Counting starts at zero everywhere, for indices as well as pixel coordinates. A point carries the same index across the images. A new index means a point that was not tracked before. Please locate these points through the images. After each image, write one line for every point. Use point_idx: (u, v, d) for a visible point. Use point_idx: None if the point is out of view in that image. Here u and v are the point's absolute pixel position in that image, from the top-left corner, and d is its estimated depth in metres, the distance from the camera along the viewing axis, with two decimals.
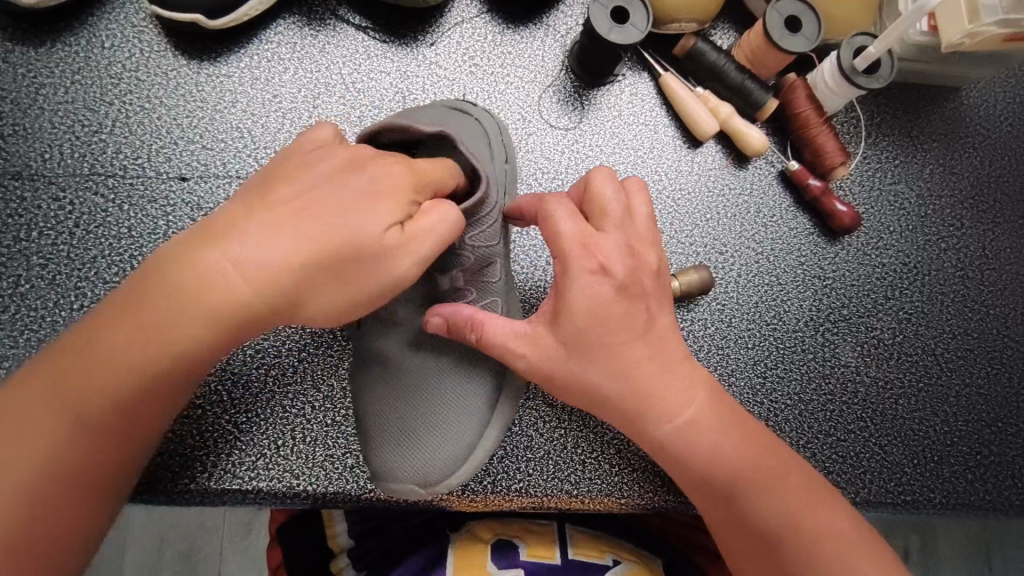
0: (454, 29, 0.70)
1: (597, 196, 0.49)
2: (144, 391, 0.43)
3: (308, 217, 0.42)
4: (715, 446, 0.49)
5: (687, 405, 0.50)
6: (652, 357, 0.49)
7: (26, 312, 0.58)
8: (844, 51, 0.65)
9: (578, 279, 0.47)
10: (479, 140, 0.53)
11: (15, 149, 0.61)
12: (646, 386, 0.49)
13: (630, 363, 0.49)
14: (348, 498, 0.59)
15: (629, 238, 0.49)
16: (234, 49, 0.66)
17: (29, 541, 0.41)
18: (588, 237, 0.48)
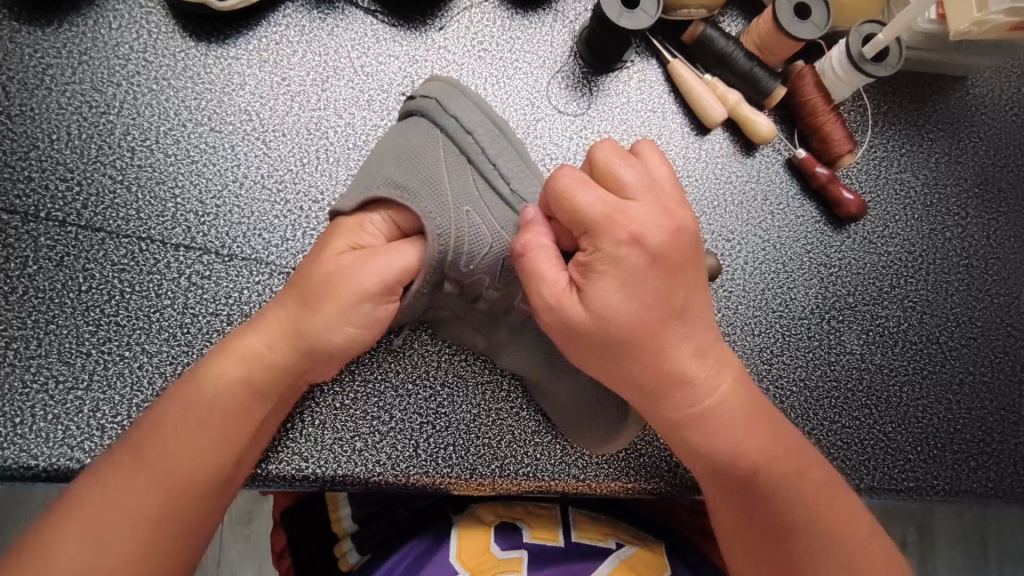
0: (463, 13, 0.69)
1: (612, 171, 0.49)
2: (209, 447, 0.50)
3: (313, 270, 0.52)
4: (737, 442, 0.51)
5: (714, 389, 0.51)
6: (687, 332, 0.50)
7: (34, 293, 0.57)
8: (853, 38, 0.65)
9: (613, 243, 0.47)
10: (427, 153, 0.54)
11: (21, 129, 0.60)
12: (676, 358, 0.49)
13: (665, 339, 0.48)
14: (356, 481, 0.59)
15: (660, 201, 0.49)
16: (242, 31, 0.66)
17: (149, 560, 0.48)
18: (615, 206, 0.47)
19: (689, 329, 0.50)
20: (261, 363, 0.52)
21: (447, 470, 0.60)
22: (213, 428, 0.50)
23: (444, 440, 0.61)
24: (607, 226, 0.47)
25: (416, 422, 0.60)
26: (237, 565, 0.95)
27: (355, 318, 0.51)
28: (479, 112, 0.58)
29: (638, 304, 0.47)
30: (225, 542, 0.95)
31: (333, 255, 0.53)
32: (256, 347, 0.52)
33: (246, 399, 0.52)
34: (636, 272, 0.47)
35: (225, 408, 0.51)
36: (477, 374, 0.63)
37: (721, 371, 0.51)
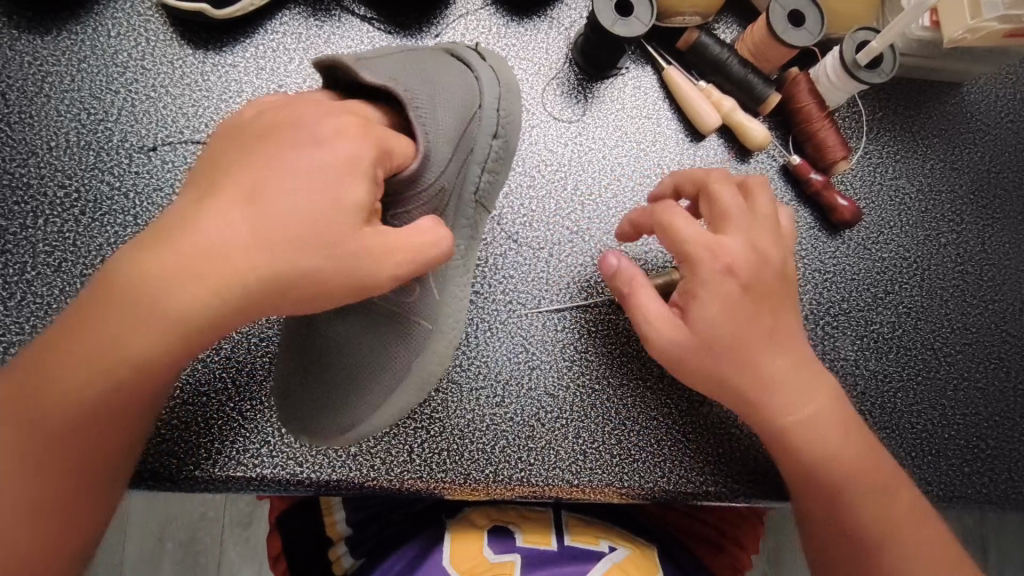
0: (459, 20, 0.70)
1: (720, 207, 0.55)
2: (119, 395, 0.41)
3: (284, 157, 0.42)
4: (837, 443, 0.55)
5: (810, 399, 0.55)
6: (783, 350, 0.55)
7: (31, 299, 0.58)
8: (847, 45, 0.66)
9: (710, 276, 0.53)
10: (450, 94, 0.51)
11: (20, 136, 0.61)
12: (768, 374, 0.54)
13: (769, 365, 0.54)
14: (350, 485, 0.60)
15: (750, 234, 0.54)
16: (239, 39, 0.66)
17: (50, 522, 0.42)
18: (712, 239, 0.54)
19: (782, 341, 0.55)
20: (165, 336, 0.40)
21: (441, 475, 0.60)
22: (109, 413, 0.42)
23: (437, 445, 0.61)
24: (722, 255, 0.53)
25: (410, 427, 0.61)
26: (237, 568, 0.96)
27: (287, 290, 0.42)
28: (510, 111, 0.56)
29: (735, 325, 0.53)
30: (227, 544, 0.96)
31: (267, 185, 0.41)
32: (160, 306, 0.39)
33: (149, 369, 0.42)
34: (732, 296, 0.53)
35: (115, 386, 0.41)
36: (471, 380, 0.63)
37: (817, 386, 0.56)
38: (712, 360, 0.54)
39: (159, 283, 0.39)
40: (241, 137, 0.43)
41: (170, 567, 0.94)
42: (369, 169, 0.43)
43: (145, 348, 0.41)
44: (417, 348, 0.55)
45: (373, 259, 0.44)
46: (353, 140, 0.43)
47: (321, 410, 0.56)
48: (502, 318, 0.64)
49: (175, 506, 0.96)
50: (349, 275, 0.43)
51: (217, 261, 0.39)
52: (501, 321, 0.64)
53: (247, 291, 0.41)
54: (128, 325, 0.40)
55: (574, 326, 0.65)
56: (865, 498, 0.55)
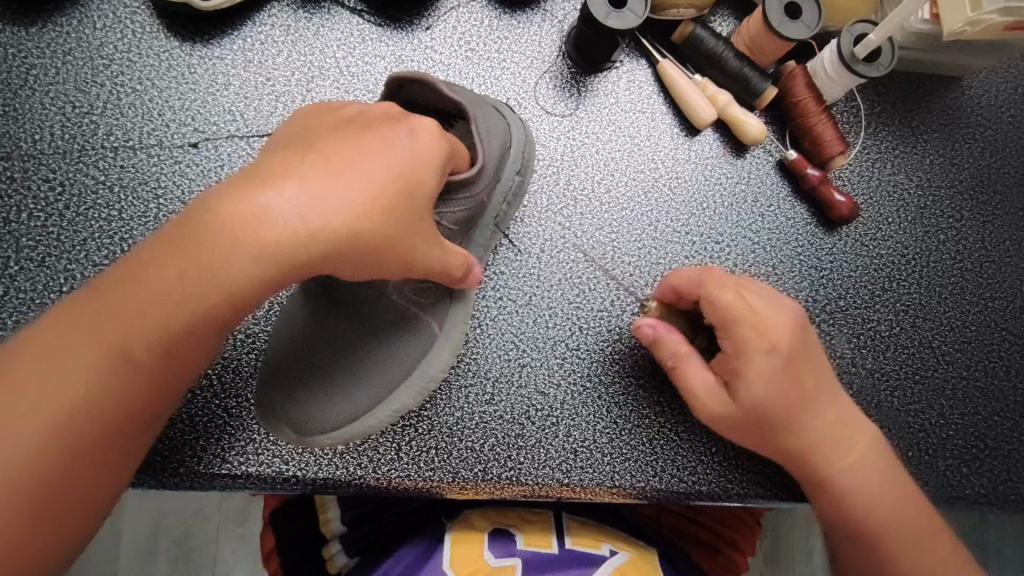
0: (450, 13, 0.69)
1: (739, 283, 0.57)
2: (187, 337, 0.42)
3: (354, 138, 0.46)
4: (881, 496, 0.56)
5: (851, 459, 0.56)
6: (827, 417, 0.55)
7: (15, 294, 0.57)
8: (844, 38, 0.65)
9: (750, 352, 0.54)
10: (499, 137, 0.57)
11: (4, 128, 0.60)
12: (814, 440, 0.55)
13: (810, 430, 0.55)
14: (337, 484, 0.59)
15: (780, 307, 0.56)
16: (227, 31, 0.65)
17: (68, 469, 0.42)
18: (749, 309, 0.55)
19: (824, 404, 0.56)
20: (250, 284, 0.42)
21: (430, 474, 0.60)
22: (172, 360, 0.43)
23: (426, 443, 0.60)
24: (761, 327, 0.54)
25: (399, 424, 0.60)
26: (231, 565, 0.95)
27: (351, 261, 0.44)
28: (527, 162, 0.61)
29: (782, 398, 0.54)
30: (220, 542, 0.95)
31: (359, 169, 0.44)
32: (253, 250, 0.41)
33: (223, 321, 0.43)
34: (774, 373, 0.54)
35: (189, 331, 0.42)
36: (460, 377, 0.62)
37: (856, 435, 0.56)
38: (756, 429, 0.55)
39: (257, 229, 0.41)
40: (315, 127, 0.47)
41: (164, 565, 0.94)
42: (442, 172, 0.48)
43: (227, 295, 0.42)
44: (422, 347, 0.57)
45: (423, 250, 0.47)
46: (434, 146, 0.47)
47: (313, 400, 0.55)
48: (492, 315, 0.63)
49: (168, 502, 0.95)
50: (400, 260, 0.46)
51: (313, 220, 0.41)
52: (491, 317, 0.63)
53: (322, 256, 0.43)
54: (216, 260, 0.41)
55: (565, 323, 0.64)
56: (910, 547, 0.55)
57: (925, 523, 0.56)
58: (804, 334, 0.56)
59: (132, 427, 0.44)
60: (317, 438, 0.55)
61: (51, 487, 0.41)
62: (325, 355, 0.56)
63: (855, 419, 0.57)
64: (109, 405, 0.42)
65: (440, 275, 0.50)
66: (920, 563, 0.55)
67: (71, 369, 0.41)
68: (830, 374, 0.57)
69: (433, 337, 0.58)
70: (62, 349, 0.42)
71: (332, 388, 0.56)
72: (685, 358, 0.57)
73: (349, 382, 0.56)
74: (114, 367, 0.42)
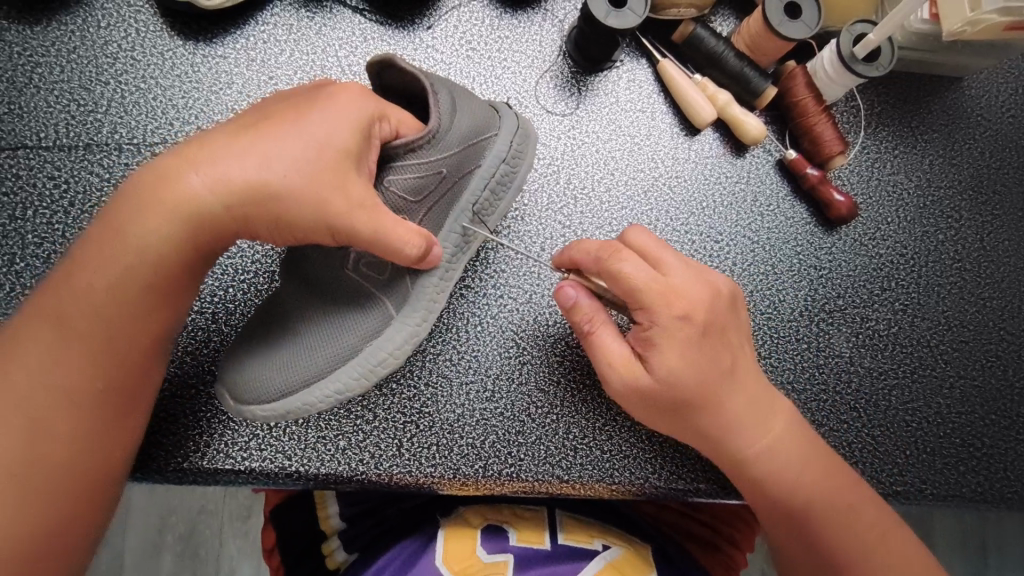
0: (451, 12, 0.69)
1: (653, 253, 0.54)
2: (139, 300, 0.49)
3: (281, 111, 0.50)
4: (801, 465, 0.55)
5: (768, 429, 0.55)
6: (743, 390, 0.55)
7: (21, 291, 0.58)
8: (844, 38, 0.65)
9: (665, 320, 0.52)
10: (468, 109, 0.56)
11: (10, 126, 0.61)
12: (732, 414, 0.54)
13: (726, 402, 0.54)
14: (339, 480, 0.59)
15: (698, 275, 0.55)
16: (230, 30, 0.66)
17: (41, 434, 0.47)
18: (664, 282, 0.53)
19: (739, 380, 0.55)
20: (166, 239, 0.48)
21: (430, 470, 0.60)
22: (118, 317, 0.49)
23: (427, 440, 0.61)
24: (676, 302, 0.52)
25: (400, 421, 0.61)
26: (234, 561, 0.96)
27: (264, 216, 0.48)
28: (523, 152, 0.60)
29: (697, 373, 0.53)
30: (223, 538, 0.96)
31: (272, 134, 0.48)
32: (164, 212, 0.47)
33: (157, 278, 0.49)
34: (690, 344, 0.52)
35: (126, 290, 0.49)
36: (460, 374, 0.62)
37: (774, 410, 0.56)
38: (670, 403, 0.53)
39: (169, 194, 0.47)
40: (271, 106, 0.51)
41: (168, 561, 0.94)
42: (366, 131, 0.50)
43: (150, 252, 0.48)
44: (373, 326, 0.57)
45: (343, 211, 0.48)
46: (350, 106, 0.50)
47: (250, 366, 0.56)
48: (493, 313, 0.64)
49: (172, 497, 0.96)
50: (316, 217, 0.48)
51: (216, 181, 0.47)
52: (491, 315, 0.64)
53: (228, 210, 0.48)
54: (145, 231, 0.48)
55: (565, 321, 0.65)
56: (837, 516, 0.55)
57: (851, 492, 0.56)
58: (719, 306, 0.54)
59: (106, 392, 0.50)
60: (251, 409, 0.55)
61: (69, 465, 0.48)
62: (277, 331, 0.57)
63: (767, 394, 0.56)
64: (67, 368, 0.48)
65: (385, 247, 0.49)
66: (848, 532, 0.54)
67: (38, 344, 0.48)
68: (741, 350, 0.56)
69: (388, 318, 0.57)
70: (34, 329, 0.49)
71: (275, 361, 0.55)
72: (601, 326, 0.54)
73: (292, 354, 0.56)
74: (70, 332, 0.49)
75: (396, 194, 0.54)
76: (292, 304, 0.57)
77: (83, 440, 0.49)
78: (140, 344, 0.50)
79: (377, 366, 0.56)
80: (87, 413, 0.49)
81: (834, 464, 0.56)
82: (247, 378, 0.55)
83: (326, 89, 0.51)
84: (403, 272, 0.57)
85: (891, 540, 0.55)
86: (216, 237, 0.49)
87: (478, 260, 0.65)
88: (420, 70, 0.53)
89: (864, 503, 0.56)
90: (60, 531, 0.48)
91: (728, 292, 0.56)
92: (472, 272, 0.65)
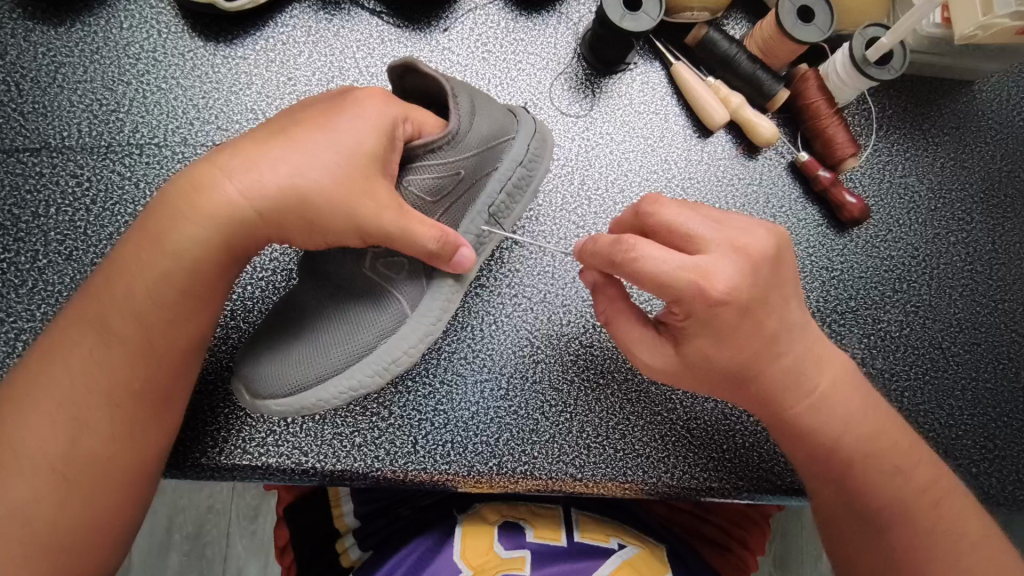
0: (467, 15, 0.70)
1: (681, 226, 0.51)
2: (174, 304, 0.50)
3: (312, 117, 0.51)
4: (855, 421, 0.55)
5: (813, 389, 0.55)
6: (792, 357, 0.54)
7: (43, 287, 0.58)
8: (856, 41, 0.65)
9: (704, 308, 0.49)
10: (489, 116, 0.56)
11: (33, 126, 0.62)
12: (777, 380, 0.54)
13: (773, 371, 0.54)
14: (355, 475, 0.60)
15: (730, 241, 0.51)
16: (250, 32, 0.67)
17: (77, 435, 0.48)
18: (695, 265, 0.49)
19: (787, 342, 0.53)
20: (200, 246, 0.49)
21: (446, 467, 0.61)
22: (154, 322, 0.50)
23: (442, 437, 0.61)
24: (712, 286, 0.49)
25: (416, 418, 0.61)
26: (243, 562, 0.96)
27: (298, 220, 0.49)
28: (541, 156, 0.61)
29: (738, 350, 0.52)
30: (233, 537, 0.97)
31: (305, 140, 0.49)
32: (201, 219, 0.49)
33: (190, 284, 0.50)
34: (726, 327, 0.51)
35: (163, 295, 0.50)
36: (476, 372, 0.63)
37: (826, 368, 0.55)
38: (707, 374, 0.54)
39: (204, 201, 0.49)
40: (297, 112, 0.52)
41: (176, 560, 0.95)
42: (390, 138, 0.51)
43: (185, 257, 0.49)
44: (389, 324, 0.57)
45: (375, 214, 0.49)
46: (379, 113, 0.51)
47: (266, 361, 0.56)
48: (507, 312, 0.65)
49: (182, 497, 0.97)
50: (347, 222, 0.49)
51: (251, 187, 0.48)
52: (506, 314, 0.65)
53: (263, 218, 0.49)
54: (180, 236, 0.49)
55: (579, 321, 0.65)
56: (881, 473, 0.54)
57: (905, 454, 0.55)
58: (760, 272, 0.51)
59: (144, 394, 0.50)
60: (265, 403, 0.56)
61: (111, 462, 0.49)
62: (295, 327, 0.57)
63: (813, 359, 0.55)
64: (106, 369, 0.49)
65: (408, 245, 0.50)
66: (894, 493, 0.54)
67: (80, 348, 0.49)
68: (789, 312, 0.54)
69: (405, 317, 0.58)
70: (75, 335, 0.50)
71: (295, 359, 0.56)
72: (618, 317, 0.56)
73: (311, 351, 0.56)
74: (109, 336, 0.50)
75: (415, 194, 0.54)
76: (308, 301, 0.58)
77: (124, 438, 0.50)
78: (180, 347, 0.51)
79: (395, 367, 0.57)
80: (122, 412, 0.50)
81: (888, 421, 0.56)
82: (269, 373, 0.56)
83: (356, 94, 0.52)
84: (419, 271, 0.58)
85: (937, 504, 0.54)
86: (250, 241, 0.50)
87: (494, 260, 0.66)
88: (442, 74, 0.54)
89: (918, 464, 0.55)
90: (97, 526, 0.49)
91: (770, 252, 0.52)
92: (487, 271, 0.65)
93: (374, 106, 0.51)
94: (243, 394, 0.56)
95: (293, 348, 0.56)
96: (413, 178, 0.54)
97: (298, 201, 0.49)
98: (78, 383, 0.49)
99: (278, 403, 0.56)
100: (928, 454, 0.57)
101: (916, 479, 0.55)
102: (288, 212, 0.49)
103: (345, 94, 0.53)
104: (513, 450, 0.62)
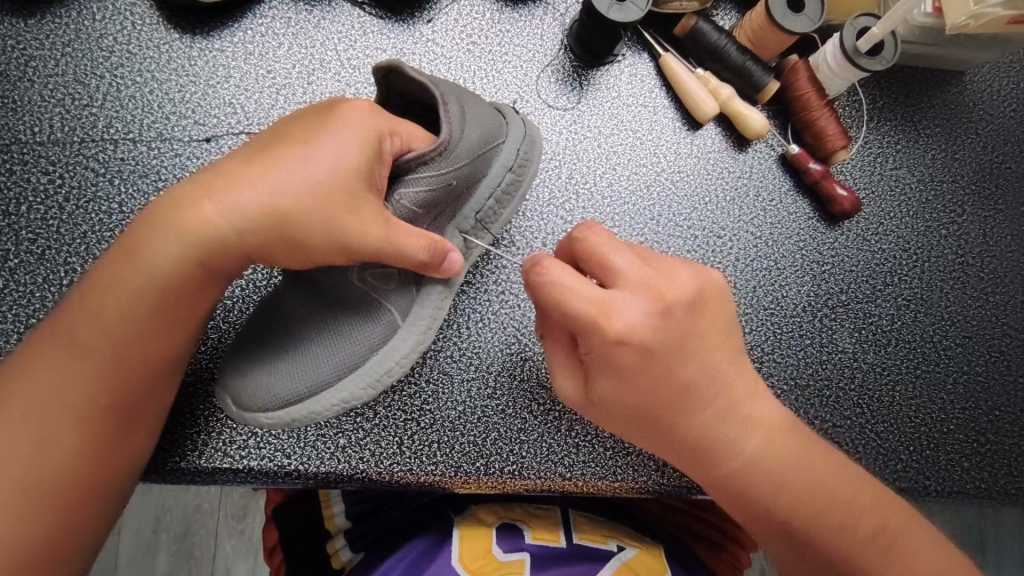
0: (451, 6, 0.69)
1: (601, 259, 0.49)
2: (148, 318, 0.49)
3: (295, 130, 0.49)
4: (785, 470, 0.52)
5: (744, 435, 0.52)
6: (718, 402, 0.52)
7: (15, 287, 0.57)
8: (847, 32, 0.64)
9: (603, 346, 0.48)
10: (482, 122, 0.55)
11: (3, 121, 0.60)
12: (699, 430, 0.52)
13: (695, 417, 0.52)
14: (340, 478, 0.59)
15: (645, 281, 0.49)
16: (227, 24, 0.65)
17: (42, 448, 0.47)
18: (602, 301, 0.48)
19: (708, 390, 0.51)
20: (173, 261, 0.48)
21: (432, 468, 0.59)
22: (126, 339, 0.49)
23: (429, 437, 0.60)
24: (610, 323, 0.47)
25: (401, 419, 0.60)
26: (231, 561, 0.95)
27: (277, 236, 0.48)
28: (529, 157, 0.60)
29: (646, 396, 0.50)
30: (221, 537, 0.95)
31: (286, 156, 0.48)
32: (176, 234, 0.47)
33: (165, 299, 0.49)
34: (629, 369, 0.49)
35: (138, 310, 0.48)
36: (462, 371, 0.62)
37: (757, 415, 0.53)
38: (627, 417, 0.52)
39: (182, 217, 0.47)
40: (281, 125, 0.51)
41: (164, 561, 0.94)
42: (377, 149, 0.49)
43: (160, 273, 0.48)
44: (372, 323, 0.56)
45: (356, 231, 0.48)
46: (363, 125, 0.49)
47: (249, 366, 0.55)
48: (494, 309, 0.63)
49: (169, 498, 0.95)
50: (329, 239, 0.48)
51: (231, 206, 0.47)
52: (493, 312, 0.63)
53: (240, 236, 0.47)
54: (155, 250, 0.47)
55: None
56: (816, 523, 0.52)
57: (847, 505, 0.52)
58: (673, 316, 0.49)
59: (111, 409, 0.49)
60: (253, 415, 0.55)
61: (75, 476, 0.48)
62: (275, 327, 0.56)
63: (740, 402, 0.53)
64: (76, 384, 0.48)
65: (397, 256, 0.49)
66: (830, 544, 0.51)
67: (51, 360, 0.48)
68: (710, 357, 0.51)
69: (389, 318, 0.57)
70: (46, 347, 0.48)
71: (276, 362, 0.55)
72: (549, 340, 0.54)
73: (291, 352, 0.55)
74: (80, 352, 0.48)
75: (407, 206, 0.53)
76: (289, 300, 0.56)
77: (90, 454, 0.48)
78: (151, 365, 0.50)
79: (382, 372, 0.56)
80: (90, 428, 0.48)
81: (829, 467, 0.53)
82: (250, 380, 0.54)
83: (341, 104, 0.51)
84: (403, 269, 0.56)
85: (887, 551, 0.51)
86: (228, 259, 0.49)
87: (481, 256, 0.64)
88: (430, 78, 0.52)
89: (866, 512, 0.52)
90: (60, 540, 0.47)
91: (688, 289, 0.50)
92: (474, 268, 0.64)
93: (359, 117, 0.49)
94: (230, 404, 0.55)
95: (273, 350, 0.55)
96: (408, 189, 0.52)
97: (274, 220, 0.47)
98: (45, 398, 0.47)
99: (259, 409, 0.55)
100: (879, 497, 0.53)
101: (861, 528, 0.52)
102: (265, 228, 0.47)
103: (333, 104, 0.52)
104: (502, 450, 0.60)
